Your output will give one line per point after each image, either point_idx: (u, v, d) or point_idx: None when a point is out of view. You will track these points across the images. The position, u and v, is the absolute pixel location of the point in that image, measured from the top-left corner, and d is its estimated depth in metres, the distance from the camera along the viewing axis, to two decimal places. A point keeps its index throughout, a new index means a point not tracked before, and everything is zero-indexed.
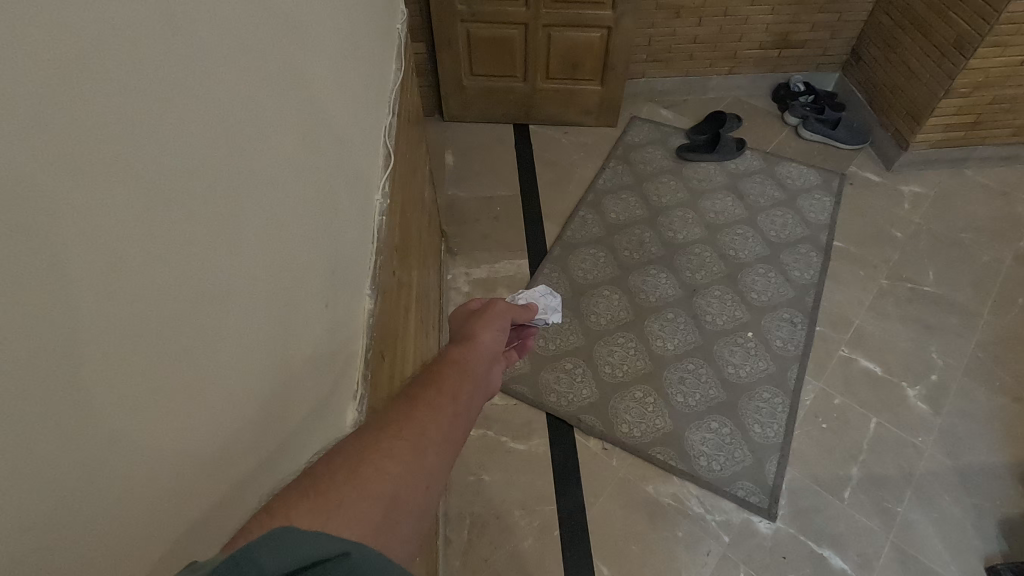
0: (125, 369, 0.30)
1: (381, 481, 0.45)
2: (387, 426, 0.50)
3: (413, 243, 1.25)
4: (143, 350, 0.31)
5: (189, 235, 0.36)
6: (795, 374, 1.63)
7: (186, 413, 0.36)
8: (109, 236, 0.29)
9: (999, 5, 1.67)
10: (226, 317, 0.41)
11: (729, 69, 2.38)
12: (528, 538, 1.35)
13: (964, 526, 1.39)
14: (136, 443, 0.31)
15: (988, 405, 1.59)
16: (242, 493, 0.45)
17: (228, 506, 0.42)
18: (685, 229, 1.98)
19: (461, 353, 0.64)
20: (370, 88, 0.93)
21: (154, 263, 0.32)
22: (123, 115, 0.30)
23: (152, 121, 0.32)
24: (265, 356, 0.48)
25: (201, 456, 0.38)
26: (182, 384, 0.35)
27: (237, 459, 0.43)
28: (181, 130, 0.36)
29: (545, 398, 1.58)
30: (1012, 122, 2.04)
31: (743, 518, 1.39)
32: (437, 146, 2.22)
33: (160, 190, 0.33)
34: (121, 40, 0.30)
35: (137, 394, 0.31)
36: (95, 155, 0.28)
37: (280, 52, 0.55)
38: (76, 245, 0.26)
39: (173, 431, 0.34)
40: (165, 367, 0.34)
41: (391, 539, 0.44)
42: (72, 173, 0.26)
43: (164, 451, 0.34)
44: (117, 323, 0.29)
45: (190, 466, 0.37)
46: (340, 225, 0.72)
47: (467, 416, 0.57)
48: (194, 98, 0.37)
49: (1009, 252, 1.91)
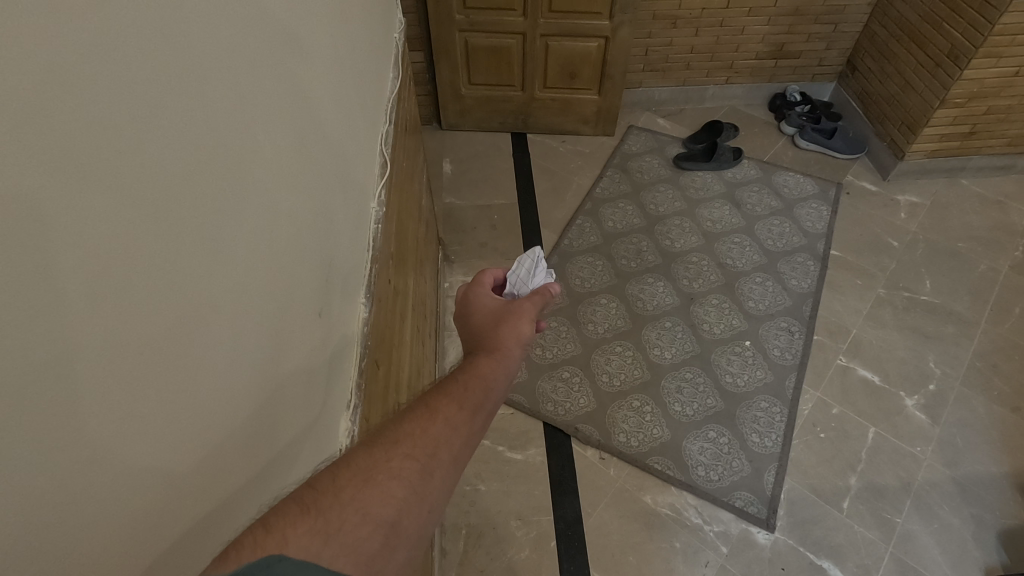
0: (116, 374, 0.30)
1: (384, 506, 0.45)
2: (402, 442, 0.50)
3: (409, 251, 1.25)
4: (137, 354, 0.31)
5: (179, 239, 0.36)
6: (793, 384, 1.63)
7: (173, 430, 0.35)
8: (94, 245, 0.28)
9: (993, 17, 1.68)
10: (215, 326, 0.40)
11: (726, 78, 2.39)
12: (524, 549, 1.34)
13: (963, 537, 1.38)
14: (119, 461, 0.30)
15: (987, 414, 1.59)
16: (231, 506, 0.44)
17: (214, 523, 0.41)
18: (683, 238, 1.98)
19: (490, 365, 0.64)
20: (366, 98, 0.94)
21: (149, 266, 0.32)
22: (118, 117, 0.30)
23: (146, 123, 0.33)
24: (256, 370, 0.48)
25: (190, 469, 0.37)
26: (170, 398, 0.35)
27: (225, 475, 0.42)
28: (174, 129, 0.36)
29: (542, 406, 1.57)
30: (1007, 132, 2.05)
31: (742, 529, 1.38)
32: (435, 154, 2.23)
33: (154, 192, 0.33)
34: (117, 41, 0.30)
35: (125, 407, 0.31)
36: (82, 166, 0.27)
37: (279, 64, 0.56)
38: (62, 252, 0.26)
39: (165, 436, 0.34)
40: (158, 371, 0.33)
41: (387, 564, 0.43)
42: (69, 178, 0.26)
43: (152, 468, 0.33)
44: (107, 328, 0.29)
45: (177, 483, 0.36)
46: (334, 232, 0.72)
47: (479, 436, 0.57)
48: (188, 100, 0.37)
49: (1005, 261, 1.92)
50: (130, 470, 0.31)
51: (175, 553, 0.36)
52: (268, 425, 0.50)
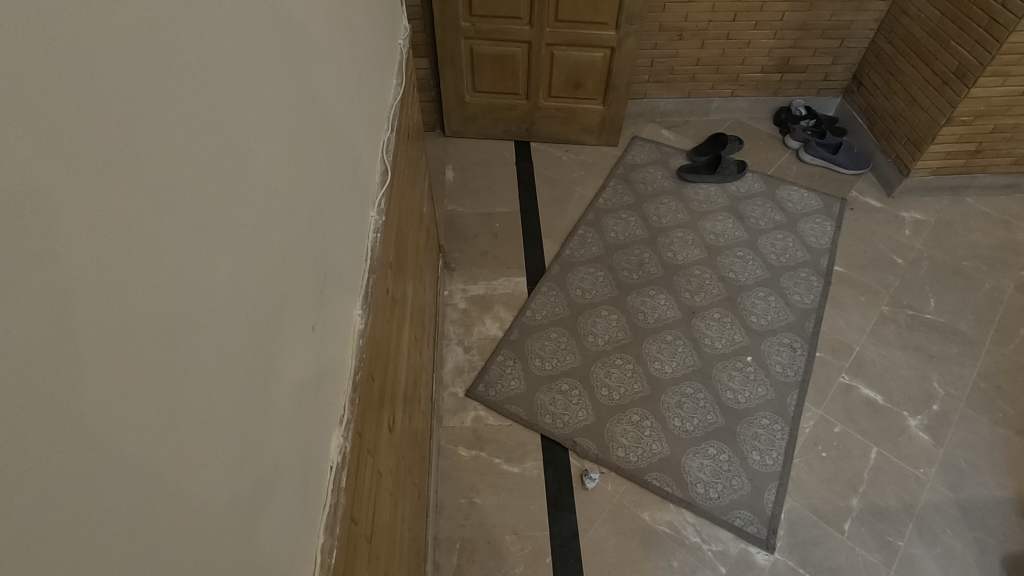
0: (116, 382, 0.29)
1: None
2: None
3: (408, 258, 1.23)
4: (140, 350, 0.31)
5: (178, 238, 0.35)
6: (794, 402, 1.60)
7: (164, 444, 0.33)
8: (94, 245, 0.27)
9: (1001, 36, 1.68)
10: (200, 343, 0.37)
11: (731, 91, 2.38)
12: (519, 564, 1.32)
13: (967, 562, 1.36)
14: (105, 495, 0.28)
15: (991, 436, 1.56)
16: (230, 527, 0.41)
17: (223, 523, 0.40)
18: (684, 250, 1.97)
19: None
20: (369, 104, 0.93)
21: (151, 264, 0.32)
22: (120, 110, 0.30)
23: (148, 120, 0.32)
24: (243, 389, 0.44)
25: (192, 477, 0.36)
26: (167, 405, 0.33)
27: (215, 502, 0.39)
28: (174, 126, 0.35)
29: (540, 419, 1.54)
30: (1013, 151, 2.03)
31: (742, 549, 1.36)
32: (437, 161, 2.22)
33: (152, 187, 0.32)
34: (121, 42, 0.30)
35: (131, 416, 0.30)
36: (83, 162, 0.27)
37: (281, 63, 0.54)
38: (62, 253, 0.25)
39: (172, 432, 0.34)
40: (161, 368, 0.33)
41: None
42: (73, 171, 0.26)
43: (153, 474, 0.32)
44: (109, 328, 0.28)
45: (167, 513, 0.33)
46: (331, 238, 0.70)
47: None
48: (190, 92, 0.37)
49: (1010, 281, 1.90)
50: (122, 498, 0.29)
51: (192, 556, 0.35)
52: (255, 451, 0.46)
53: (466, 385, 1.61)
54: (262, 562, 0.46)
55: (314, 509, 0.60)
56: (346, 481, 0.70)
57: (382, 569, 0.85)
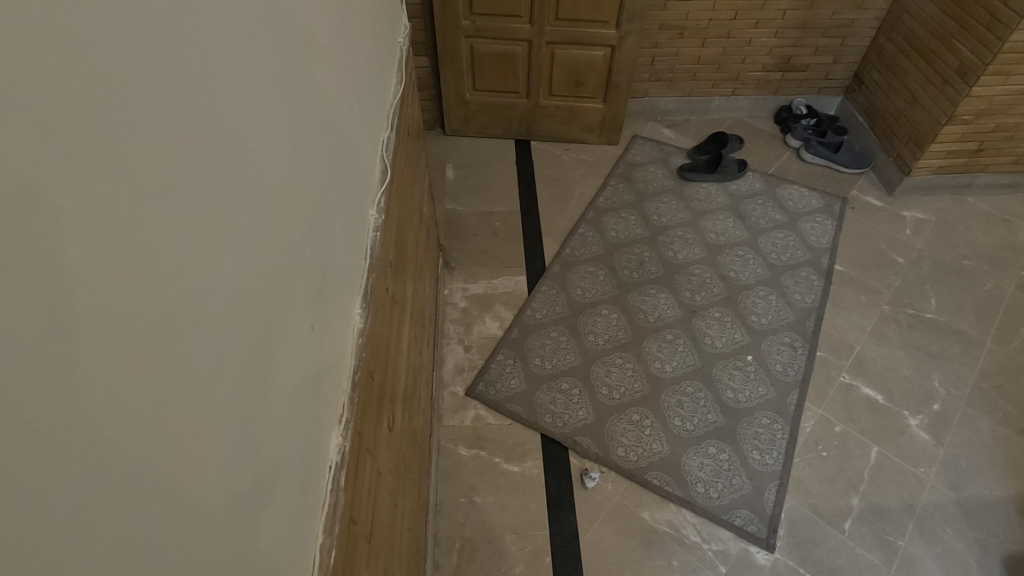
0: (116, 382, 0.29)
1: None
2: None
3: (408, 257, 1.23)
4: (141, 348, 0.31)
5: (177, 236, 0.35)
6: (795, 401, 1.60)
7: (164, 442, 0.33)
8: (93, 243, 0.27)
9: (1003, 35, 1.67)
10: (199, 342, 0.37)
11: (732, 90, 2.37)
12: (519, 564, 1.32)
13: (968, 562, 1.36)
14: (107, 493, 0.28)
15: (992, 436, 1.56)
16: (229, 526, 0.41)
17: (223, 522, 0.40)
18: (685, 249, 1.96)
19: None
20: (368, 101, 0.92)
21: (151, 261, 0.32)
22: (121, 108, 0.30)
23: (148, 117, 0.32)
24: (242, 388, 0.44)
25: (192, 476, 0.36)
26: (167, 403, 0.33)
27: (215, 501, 0.39)
28: (173, 123, 0.35)
29: (540, 418, 1.54)
30: (1015, 150, 2.03)
31: (742, 549, 1.36)
32: (437, 160, 2.21)
33: (152, 185, 0.32)
34: (120, 39, 0.30)
35: (132, 414, 0.30)
36: (83, 160, 0.26)
37: (280, 61, 0.54)
38: (61, 250, 0.25)
39: (172, 430, 0.33)
40: (162, 367, 0.33)
41: None
42: (73, 169, 0.26)
43: (154, 471, 0.32)
44: (109, 327, 0.28)
45: (168, 511, 0.33)
46: (330, 237, 0.70)
47: None
48: (189, 89, 0.37)
49: (1011, 280, 1.90)
50: (123, 497, 0.29)
51: (193, 555, 0.35)
52: (254, 450, 0.46)
53: (466, 384, 1.61)
54: (262, 560, 0.46)
55: (313, 508, 0.60)
56: (345, 480, 0.70)
57: (381, 568, 0.85)
